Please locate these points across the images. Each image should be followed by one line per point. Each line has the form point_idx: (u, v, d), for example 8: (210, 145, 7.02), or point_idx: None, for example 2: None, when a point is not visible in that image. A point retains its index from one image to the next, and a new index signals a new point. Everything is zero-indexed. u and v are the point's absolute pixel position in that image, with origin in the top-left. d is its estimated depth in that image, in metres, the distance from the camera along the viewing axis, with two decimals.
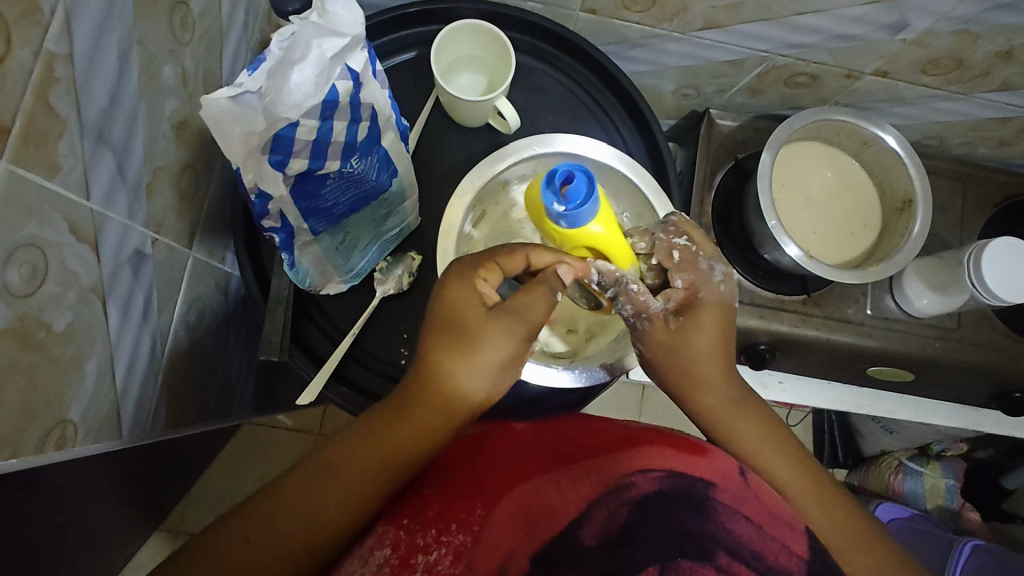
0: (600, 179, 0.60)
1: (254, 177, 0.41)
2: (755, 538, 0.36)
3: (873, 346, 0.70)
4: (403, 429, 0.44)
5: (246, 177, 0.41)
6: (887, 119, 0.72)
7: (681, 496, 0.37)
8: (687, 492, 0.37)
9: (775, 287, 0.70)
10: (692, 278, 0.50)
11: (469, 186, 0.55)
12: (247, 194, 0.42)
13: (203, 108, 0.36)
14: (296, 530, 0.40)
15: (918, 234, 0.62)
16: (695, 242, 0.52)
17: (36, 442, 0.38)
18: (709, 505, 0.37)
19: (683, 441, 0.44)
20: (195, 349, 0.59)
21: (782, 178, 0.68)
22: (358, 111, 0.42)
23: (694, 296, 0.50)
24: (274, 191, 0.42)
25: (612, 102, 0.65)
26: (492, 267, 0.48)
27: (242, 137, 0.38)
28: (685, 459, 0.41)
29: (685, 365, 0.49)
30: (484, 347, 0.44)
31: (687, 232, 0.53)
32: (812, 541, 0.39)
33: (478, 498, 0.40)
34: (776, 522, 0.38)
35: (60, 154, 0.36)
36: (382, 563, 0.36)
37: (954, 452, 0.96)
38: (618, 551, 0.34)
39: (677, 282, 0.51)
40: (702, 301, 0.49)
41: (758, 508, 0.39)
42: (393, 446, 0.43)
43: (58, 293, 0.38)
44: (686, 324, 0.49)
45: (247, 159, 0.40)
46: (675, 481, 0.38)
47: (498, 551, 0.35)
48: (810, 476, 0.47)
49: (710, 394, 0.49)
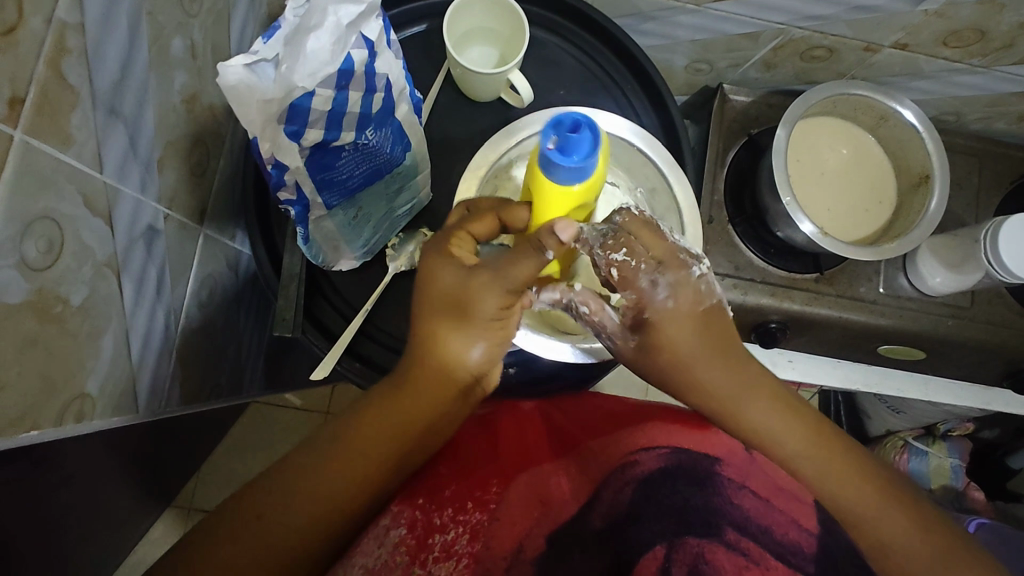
0: (613, 154, 0.60)
1: (271, 148, 0.40)
2: (762, 511, 0.40)
3: (885, 324, 0.70)
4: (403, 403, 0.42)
5: (264, 148, 0.40)
6: (905, 94, 0.71)
7: (685, 471, 0.41)
8: (692, 466, 0.42)
9: (786, 265, 0.69)
10: (636, 298, 0.42)
11: (483, 160, 0.55)
12: (262, 165, 0.41)
13: (220, 77, 0.35)
14: (299, 513, 0.38)
15: (936, 208, 0.61)
16: (640, 248, 0.42)
17: (56, 415, 0.39)
18: (715, 479, 0.41)
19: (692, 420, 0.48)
20: (207, 326, 0.59)
21: (797, 154, 0.67)
22: (373, 81, 0.42)
23: (643, 314, 0.43)
24: (290, 161, 0.41)
25: (625, 76, 0.64)
26: (461, 236, 0.43)
27: (260, 105, 0.37)
28: (687, 432, 0.46)
29: (679, 363, 0.43)
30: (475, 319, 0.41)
31: (630, 238, 0.42)
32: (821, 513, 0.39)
33: (492, 478, 0.44)
34: (782, 494, 0.43)
35: (73, 125, 0.36)
36: (399, 543, 0.38)
37: (960, 432, 0.95)
38: (627, 529, 0.38)
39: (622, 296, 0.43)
40: (653, 322, 0.42)
41: (764, 481, 0.43)
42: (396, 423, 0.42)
43: (73, 268, 0.38)
44: (667, 330, 0.42)
45: (263, 129, 0.39)
46: (679, 456, 0.42)
47: (516, 529, 0.39)
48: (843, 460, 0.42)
49: (715, 381, 0.43)
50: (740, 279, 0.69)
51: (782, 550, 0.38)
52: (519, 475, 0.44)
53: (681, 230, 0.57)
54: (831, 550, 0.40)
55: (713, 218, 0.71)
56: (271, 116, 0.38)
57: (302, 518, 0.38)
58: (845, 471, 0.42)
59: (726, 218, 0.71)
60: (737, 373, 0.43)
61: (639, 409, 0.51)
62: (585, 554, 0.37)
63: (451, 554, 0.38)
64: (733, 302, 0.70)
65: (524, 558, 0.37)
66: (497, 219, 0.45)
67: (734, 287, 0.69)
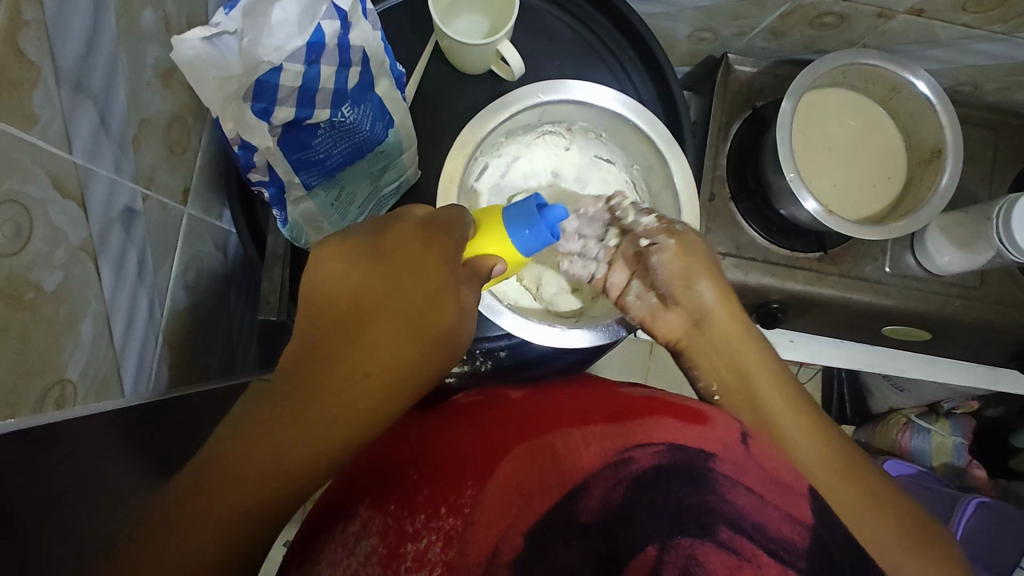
0: (608, 128, 0.58)
1: (236, 128, 0.39)
2: (756, 508, 0.36)
3: (891, 305, 0.68)
4: (360, 370, 0.43)
5: (227, 128, 0.39)
6: (918, 63, 0.67)
7: (679, 470, 0.37)
8: (688, 465, 0.37)
9: (789, 244, 0.67)
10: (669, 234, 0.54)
11: (471, 136, 0.52)
12: (230, 146, 0.41)
13: (177, 50, 0.34)
14: (254, 489, 0.39)
15: (947, 184, 0.59)
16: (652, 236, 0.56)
17: (34, 402, 0.36)
18: (709, 477, 0.37)
19: (688, 410, 0.43)
20: (195, 307, 0.58)
21: (803, 127, 0.64)
22: (347, 55, 0.39)
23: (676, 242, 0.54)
24: (258, 142, 0.40)
25: (624, 47, 0.62)
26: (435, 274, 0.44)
27: (219, 82, 0.36)
28: (687, 428, 0.40)
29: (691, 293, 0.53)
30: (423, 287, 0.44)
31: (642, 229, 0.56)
32: (816, 502, 0.39)
33: (469, 477, 0.39)
34: (779, 488, 0.38)
35: (36, 104, 0.34)
36: (370, 554, 0.36)
37: (964, 410, 0.92)
38: (615, 530, 0.34)
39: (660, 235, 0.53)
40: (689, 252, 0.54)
41: (760, 476, 0.38)
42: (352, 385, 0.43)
43: (46, 252, 0.37)
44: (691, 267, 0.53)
45: (227, 107, 0.38)
46: (676, 454, 0.38)
47: (492, 533, 0.35)
48: (802, 407, 0.49)
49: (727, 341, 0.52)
50: (742, 259, 0.68)
51: (773, 546, 0.34)
52: (500, 462, 0.39)
53: (677, 210, 0.55)
54: (827, 540, 0.36)
55: (714, 194, 0.68)
56: (234, 92, 0.37)
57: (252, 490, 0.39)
58: (799, 423, 0.48)
59: (727, 194, 0.69)
60: (740, 344, 0.52)
61: (631, 398, 0.46)
62: (567, 546, 0.34)
63: (423, 563, 0.35)
64: (733, 281, 0.68)
65: (501, 564, 0.34)
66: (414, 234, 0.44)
67: (736, 267, 0.67)
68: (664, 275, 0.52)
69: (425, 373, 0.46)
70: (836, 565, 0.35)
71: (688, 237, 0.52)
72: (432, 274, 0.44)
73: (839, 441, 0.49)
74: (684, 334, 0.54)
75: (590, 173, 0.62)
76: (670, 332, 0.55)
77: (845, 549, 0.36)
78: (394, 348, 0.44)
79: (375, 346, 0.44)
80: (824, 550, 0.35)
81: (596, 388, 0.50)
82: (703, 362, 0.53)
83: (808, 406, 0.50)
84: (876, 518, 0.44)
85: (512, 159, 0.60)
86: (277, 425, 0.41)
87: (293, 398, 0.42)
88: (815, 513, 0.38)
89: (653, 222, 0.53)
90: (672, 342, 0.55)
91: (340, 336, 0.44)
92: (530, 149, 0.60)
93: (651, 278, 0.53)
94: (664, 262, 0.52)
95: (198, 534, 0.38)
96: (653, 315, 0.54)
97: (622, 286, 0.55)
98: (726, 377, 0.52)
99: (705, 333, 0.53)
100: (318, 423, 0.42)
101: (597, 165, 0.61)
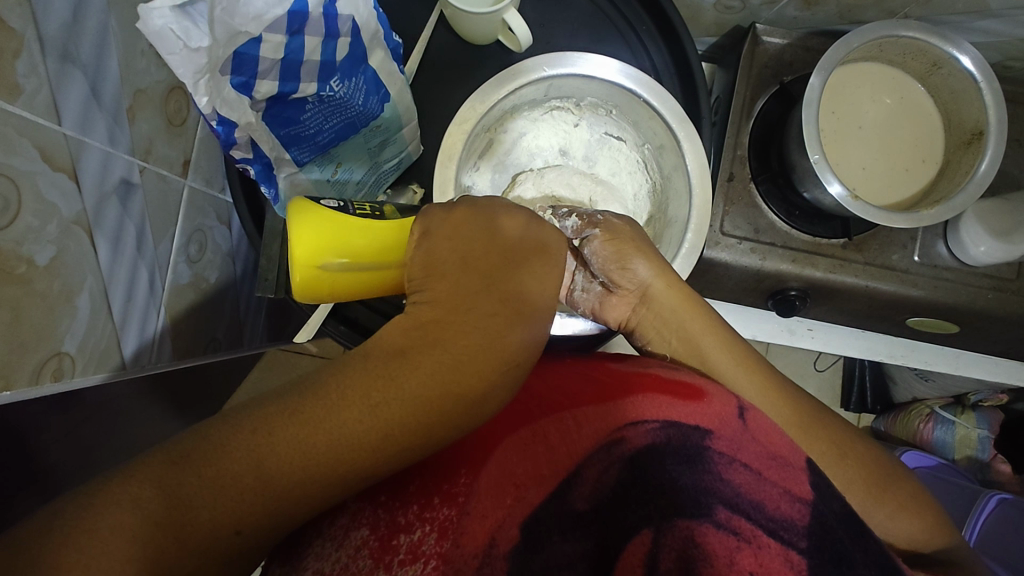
0: (619, 101, 0.55)
1: (212, 102, 0.37)
2: (754, 486, 0.35)
3: (917, 296, 0.65)
4: (443, 337, 0.34)
5: (203, 103, 0.36)
6: (964, 35, 0.63)
7: (674, 449, 0.36)
8: (683, 443, 0.36)
9: (812, 229, 0.64)
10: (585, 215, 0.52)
11: (472, 111, 0.50)
12: (208, 122, 0.38)
13: (142, 19, 0.32)
14: (280, 464, 0.28)
15: (987, 170, 0.54)
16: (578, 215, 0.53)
17: (31, 373, 0.36)
18: (704, 456, 0.35)
19: (684, 385, 0.41)
20: (199, 280, 0.58)
21: (833, 105, 0.61)
22: (335, 24, 0.38)
23: (593, 222, 0.51)
24: (238, 117, 0.39)
25: (640, 16, 0.59)
26: (532, 254, 0.40)
27: (190, 55, 0.33)
28: (681, 404, 0.39)
29: (625, 273, 0.50)
30: (532, 275, 0.39)
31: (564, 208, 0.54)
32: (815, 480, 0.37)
33: (461, 465, 0.36)
34: (777, 463, 0.36)
35: (20, 74, 0.34)
36: (360, 546, 0.32)
37: (992, 402, 0.88)
38: (607, 518, 0.34)
39: (577, 220, 0.51)
40: (617, 228, 0.50)
41: (758, 452, 0.37)
42: (460, 374, 0.33)
43: (37, 226, 0.36)
44: (613, 252, 0.50)
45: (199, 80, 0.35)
46: (670, 433, 0.36)
47: (488, 523, 0.33)
48: (756, 368, 0.46)
49: (673, 320, 0.49)
50: (759, 243, 0.65)
51: (773, 526, 0.33)
52: (495, 453, 0.37)
53: (689, 195, 0.52)
54: (827, 517, 0.34)
55: (733, 175, 0.65)
56: (207, 64, 0.34)
57: (272, 483, 0.28)
58: (755, 390, 0.45)
59: (748, 175, 0.65)
60: (677, 322, 0.49)
61: (623, 374, 0.44)
62: (563, 538, 0.33)
63: (416, 555, 0.32)
64: (749, 266, 0.65)
65: (498, 554, 0.32)
66: (477, 217, 0.40)
67: (753, 251, 0.64)
68: (598, 264, 0.51)
69: (516, 367, 0.36)
70: (835, 541, 0.33)
71: (613, 224, 0.51)
72: (521, 251, 0.39)
73: (815, 407, 0.46)
74: (633, 313, 0.52)
75: (600, 151, 0.61)
76: (620, 315, 0.52)
77: (844, 522, 0.34)
78: (483, 318, 0.35)
79: (487, 332, 0.35)
80: (824, 529, 0.34)
81: (583, 364, 0.49)
82: (654, 336, 0.51)
83: (767, 368, 0.47)
84: (862, 483, 0.42)
85: (518, 135, 0.59)
86: (332, 404, 0.30)
87: (357, 376, 0.31)
88: (814, 487, 0.36)
89: (577, 222, 0.52)
90: (624, 322, 0.53)
91: (421, 304, 0.36)
92: (537, 124, 0.59)
93: (590, 267, 0.52)
94: (594, 252, 0.50)
95: (203, 542, 0.26)
96: (601, 303, 0.53)
97: (567, 282, 0.54)
98: (677, 346, 0.49)
99: (650, 309, 0.50)
100: (407, 418, 0.31)
101: (607, 143, 0.60)
